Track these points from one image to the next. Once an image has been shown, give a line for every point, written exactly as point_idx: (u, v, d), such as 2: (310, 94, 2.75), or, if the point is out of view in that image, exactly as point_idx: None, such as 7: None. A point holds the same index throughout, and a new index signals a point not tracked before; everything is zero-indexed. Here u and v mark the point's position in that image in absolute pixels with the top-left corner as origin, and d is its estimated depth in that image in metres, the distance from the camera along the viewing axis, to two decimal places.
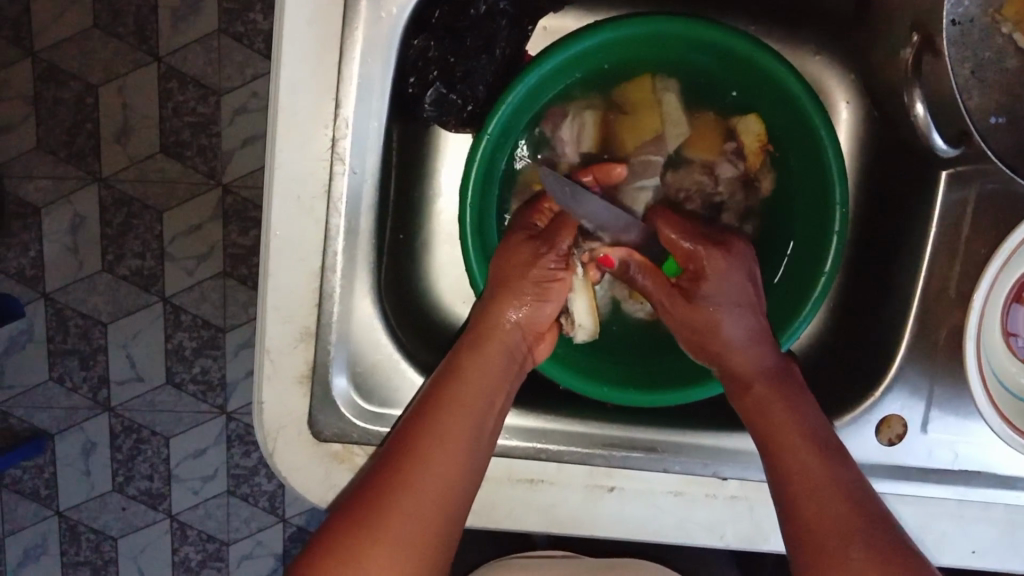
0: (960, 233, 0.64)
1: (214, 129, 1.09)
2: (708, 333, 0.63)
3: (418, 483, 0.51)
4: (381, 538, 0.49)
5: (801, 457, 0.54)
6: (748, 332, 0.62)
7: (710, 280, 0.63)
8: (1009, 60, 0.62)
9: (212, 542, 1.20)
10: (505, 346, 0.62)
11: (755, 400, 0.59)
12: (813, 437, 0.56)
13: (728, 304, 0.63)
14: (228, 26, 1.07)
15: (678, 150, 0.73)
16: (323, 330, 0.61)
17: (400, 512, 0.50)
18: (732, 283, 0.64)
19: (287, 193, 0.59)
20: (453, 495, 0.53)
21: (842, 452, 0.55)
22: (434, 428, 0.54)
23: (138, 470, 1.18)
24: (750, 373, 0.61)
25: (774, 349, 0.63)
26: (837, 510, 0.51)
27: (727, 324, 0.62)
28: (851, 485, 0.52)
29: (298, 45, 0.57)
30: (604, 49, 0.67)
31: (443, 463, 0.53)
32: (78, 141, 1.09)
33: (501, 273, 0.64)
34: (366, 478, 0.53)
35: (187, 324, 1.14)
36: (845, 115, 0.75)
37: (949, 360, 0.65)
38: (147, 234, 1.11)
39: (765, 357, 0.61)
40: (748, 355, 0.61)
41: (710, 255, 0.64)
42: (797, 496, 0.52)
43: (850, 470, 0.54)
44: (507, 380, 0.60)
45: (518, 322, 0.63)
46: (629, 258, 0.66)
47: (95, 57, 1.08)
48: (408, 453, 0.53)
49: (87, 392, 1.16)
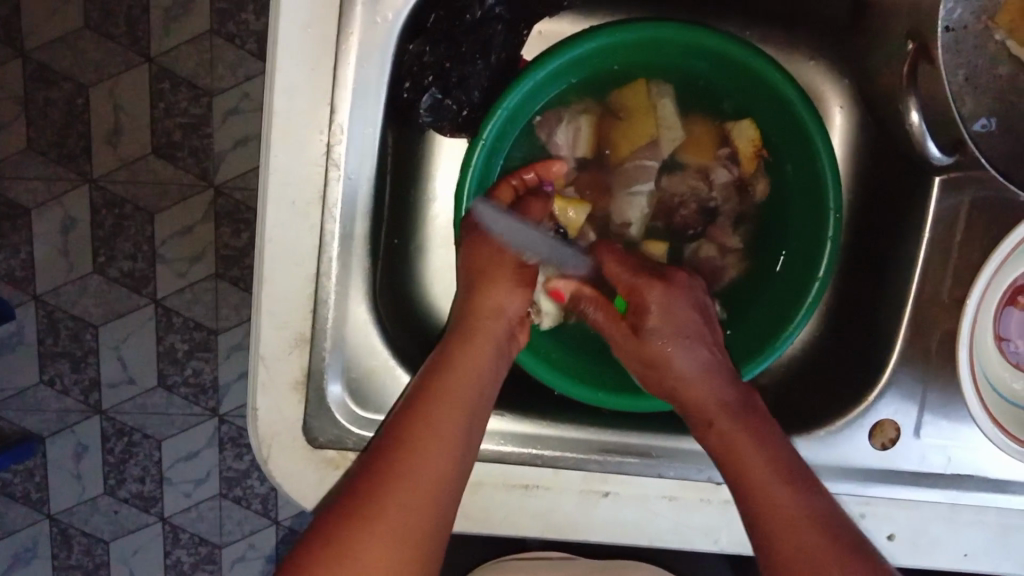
0: (953, 239, 0.65)
1: (205, 130, 1.08)
2: (656, 366, 0.64)
3: (413, 480, 0.51)
4: (382, 534, 0.48)
5: (772, 482, 0.54)
6: (700, 368, 0.63)
7: (654, 314, 0.65)
8: (1001, 66, 0.62)
9: (204, 545, 1.20)
10: (494, 339, 0.62)
11: (719, 436, 0.58)
12: (775, 461, 0.55)
13: (676, 342, 0.64)
14: (220, 27, 1.07)
15: (673, 154, 0.73)
16: (319, 336, 0.61)
17: (398, 510, 0.50)
18: (680, 313, 0.65)
19: (281, 199, 0.58)
20: (444, 490, 0.52)
21: (805, 475, 0.55)
22: (429, 424, 0.54)
23: (129, 472, 1.17)
24: (711, 405, 0.60)
25: (733, 382, 0.62)
26: (814, 537, 0.50)
27: (680, 360, 0.63)
28: (819, 510, 0.52)
29: (292, 50, 0.56)
30: (599, 55, 0.68)
31: (436, 458, 0.53)
32: (69, 142, 1.08)
33: (472, 263, 0.64)
34: (361, 473, 0.52)
35: (179, 326, 1.13)
36: (837, 119, 0.75)
37: (943, 365, 0.65)
38: (139, 235, 1.11)
39: (719, 389, 0.61)
40: (701, 388, 0.61)
41: (653, 288, 0.66)
42: (767, 511, 0.52)
43: (815, 494, 0.53)
44: (494, 375, 0.61)
45: (500, 312, 0.63)
46: (579, 292, 0.69)
47: (86, 58, 1.07)
48: (405, 449, 0.52)
49: (79, 394, 1.15)
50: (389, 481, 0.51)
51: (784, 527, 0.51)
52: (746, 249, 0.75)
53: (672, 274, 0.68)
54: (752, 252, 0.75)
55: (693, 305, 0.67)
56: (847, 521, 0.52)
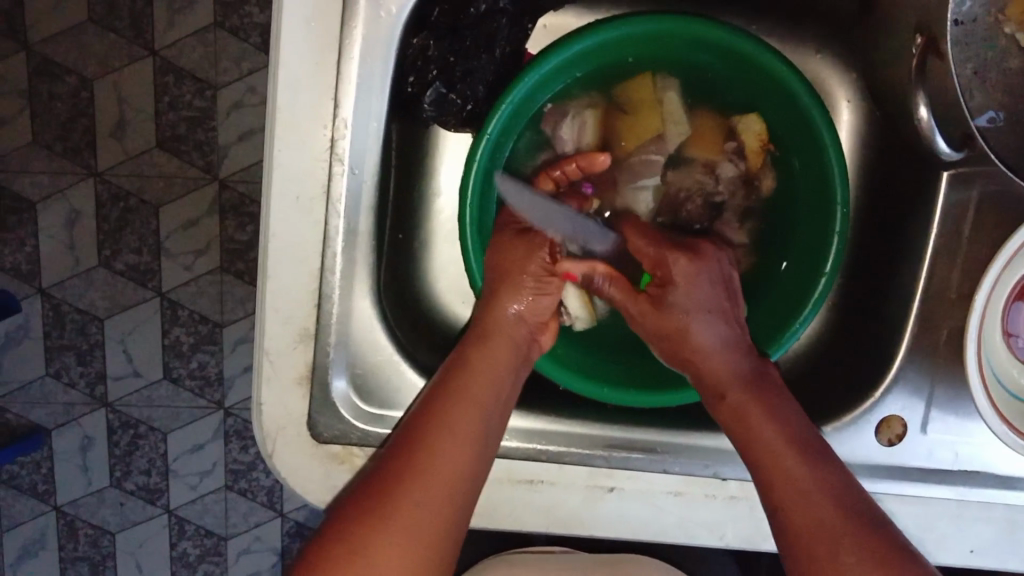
0: (961, 234, 0.64)
1: (210, 124, 1.08)
2: (676, 337, 0.63)
3: (425, 471, 0.51)
4: (396, 525, 0.48)
5: (784, 457, 0.53)
6: (721, 339, 0.62)
7: (680, 285, 0.64)
8: (1012, 60, 0.61)
9: (210, 537, 1.20)
10: (511, 337, 0.62)
11: (731, 408, 0.58)
12: (784, 437, 0.55)
13: (698, 312, 0.63)
14: (224, 19, 1.06)
15: (679, 149, 0.73)
16: (323, 331, 0.61)
17: (411, 504, 0.49)
18: (704, 286, 0.64)
19: (285, 195, 0.58)
20: (462, 484, 0.52)
21: (821, 451, 0.54)
22: (443, 419, 0.54)
23: (135, 465, 1.18)
24: (725, 375, 0.60)
25: (751, 356, 0.62)
26: (826, 511, 0.50)
27: (700, 330, 0.62)
28: (835, 486, 0.52)
29: (296, 46, 0.56)
30: (604, 48, 0.67)
31: (450, 449, 0.53)
32: (74, 135, 1.08)
33: (499, 265, 0.64)
34: (376, 469, 0.52)
35: (184, 320, 1.13)
36: (846, 113, 0.75)
37: (951, 360, 0.65)
38: (144, 229, 1.11)
39: (737, 363, 0.61)
40: (725, 362, 0.61)
41: (678, 260, 0.65)
42: (781, 494, 0.52)
43: (827, 467, 0.53)
44: (513, 372, 0.61)
45: (519, 315, 0.63)
46: (591, 272, 0.67)
47: (90, 51, 1.07)
48: (417, 442, 0.52)
49: (85, 387, 1.15)
50: (400, 474, 0.51)
51: (795, 508, 0.51)
52: (752, 245, 0.74)
53: (703, 248, 0.67)
54: (758, 248, 0.74)
55: (716, 281, 0.66)
56: (863, 499, 0.52)
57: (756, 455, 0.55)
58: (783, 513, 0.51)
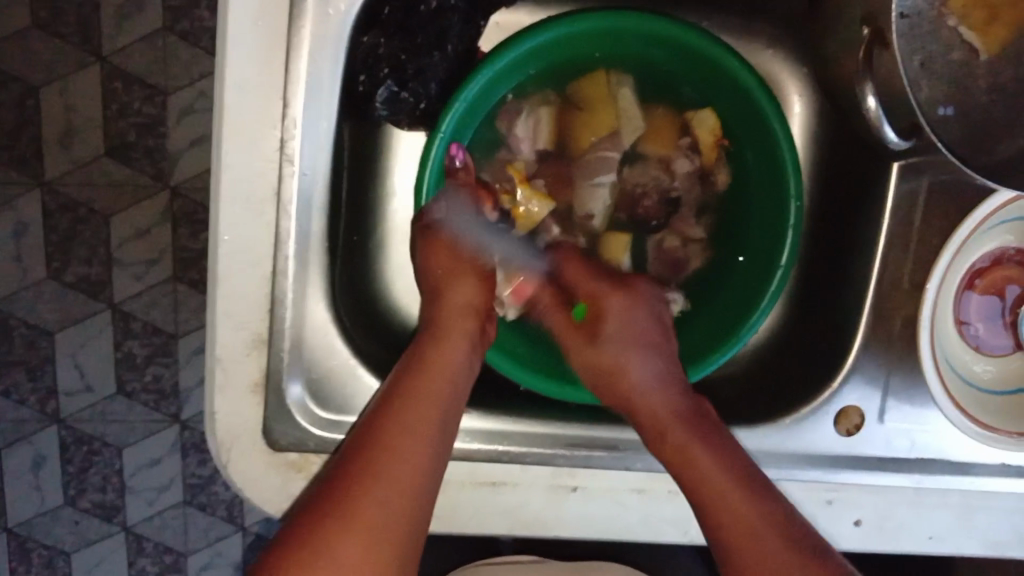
0: (912, 225, 0.65)
1: (161, 130, 1.06)
2: (612, 375, 0.64)
3: (384, 476, 0.50)
4: (355, 538, 0.47)
5: (724, 485, 0.54)
6: (657, 377, 0.63)
7: (614, 318, 0.67)
8: (955, 52, 0.62)
9: (169, 553, 1.17)
10: (464, 331, 0.62)
11: (671, 444, 0.58)
12: (725, 469, 0.55)
13: (633, 353, 0.64)
14: (173, 24, 1.04)
15: (634, 145, 0.73)
16: (276, 338, 0.60)
17: (369, 516, 0.48)
18: (635, 324, 0.66)
19: (235, 196, 0.57)
20: (421, 493, 0.51)
21: (758, 478, 0.55)
22: (401, 425, 0.53)
23: (89, 483, 1.15)
24: (662, 413, 0.60)
25: (684, 391, 0.62)
26: (769, 546, 0.51)
27: (634, 370, 0.63)
28: (774, 515, 0.52)
29: (240, 42, 0.55)
30: (558, 46, 0.67)
31: (411, 456, 0.52)
32: (19, 143, 1.06)
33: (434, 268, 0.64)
34: (333, 473, 0.51)
35: (138, 331, 1.11)
36: (796, 107, 0.76)
37: (906, 349, 0.65)
38: (94, 239, 1.08)
39: (672, 397, 0.61)
40: (657, 397, 0.61)
41: (611, 296, 0.68)
42: (727, 527, 0.52)
43: (768, 498, 0.53)
44: (470, 370, 0.60)
45: (471, 306, 0.63)
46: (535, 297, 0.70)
47: (34, 58, 1.04)
48: (374, 448, 0.51)
49: (35, 404, 1.12)
50: (363, 476, 0.50)
51: (740, 542, 0.52)
52: (708, 240, 0.75)
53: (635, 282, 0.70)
54: (714, 243, 0.75)
55: (645, 319, 0.67)
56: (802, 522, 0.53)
57: (698, 482, 0.55)
58: (735, 547, 0.52)
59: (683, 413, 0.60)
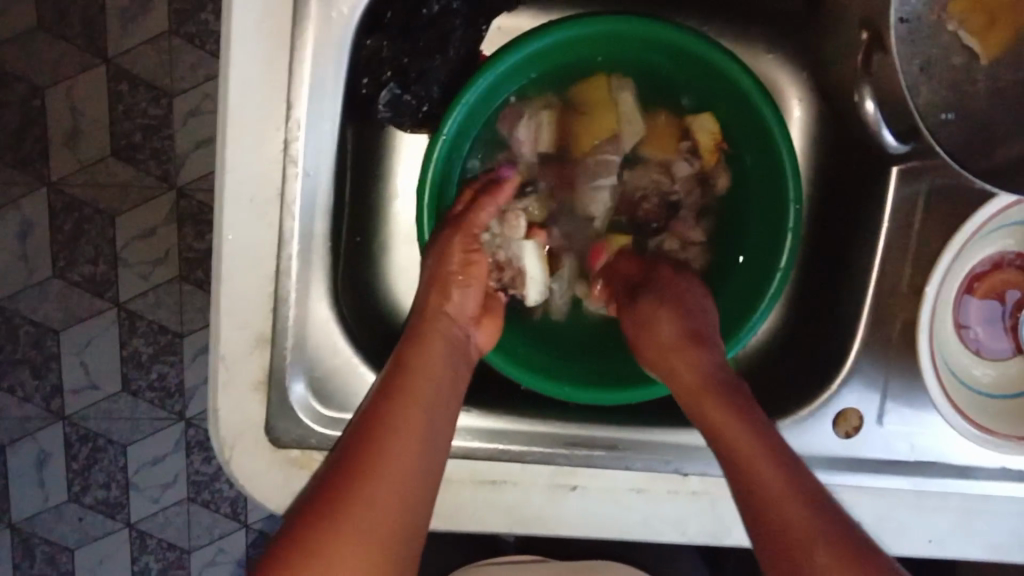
0: (911, 229, 0.65)
1: (166, 132, 1.07)
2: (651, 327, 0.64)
3: (371, 473, 0.50)
4: (346, 535, 0.47)
5: (746, 454, 0.51)
6: (684, 336, 0.62)
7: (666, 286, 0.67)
8: (955, 57, 0.62)
9: (173, 550, 1.18)
10: (448, 336, 0.63)
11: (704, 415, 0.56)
12: (752, 431, 0.53)
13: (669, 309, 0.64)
14: (179, 26, 1.05)
15: (635, 148, 0.74)
16: (279, 336, 0.60)
17: (357, 512, 0.48)
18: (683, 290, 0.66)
19: (238, 197, 0.58)
20: (412, 491, 0.51)
21: (783, 447, 0.52)
22: (389, 424, 0.54)
23: (94, 480, 1.15)
24: (696, 378, 0.59)
25: (713, 352, 0.61)
26: (794, 508, 0.47)
27: (666, 326, 0.63)
28: (796, 479, 0.49)
29: (245, 45, 0.55)
30: (559, 49, 0.68)
31: (400, 453, 0.52)
32: (26, 144, 1.07)
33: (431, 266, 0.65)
34: (324, 476, 0.52)
35: (143, 330, 1.12)
36: (796, 112, 0.76)
37: (904, 352, 0.66)
38: (100, 238, 1.09)
39: (706, 362, 0.60)
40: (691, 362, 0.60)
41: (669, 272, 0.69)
42: (750, 495, 0.49)
43: (790, 463, 0.50)
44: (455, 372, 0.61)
45: (454, 315, 0.64)
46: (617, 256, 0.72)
47: (41, 59, 1.05)
48: (362, 446, 0.52)
49: (40, 401, 1.13)
50: (352, 474, 0.50)
51: (766, 504, 0.48)
52: (709, 243, 0.75)
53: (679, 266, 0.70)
54: (714, 247, 0.75)
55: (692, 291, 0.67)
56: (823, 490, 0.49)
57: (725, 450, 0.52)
58: (754, 507, 0.49)
59: (716, 380, 0.58)
